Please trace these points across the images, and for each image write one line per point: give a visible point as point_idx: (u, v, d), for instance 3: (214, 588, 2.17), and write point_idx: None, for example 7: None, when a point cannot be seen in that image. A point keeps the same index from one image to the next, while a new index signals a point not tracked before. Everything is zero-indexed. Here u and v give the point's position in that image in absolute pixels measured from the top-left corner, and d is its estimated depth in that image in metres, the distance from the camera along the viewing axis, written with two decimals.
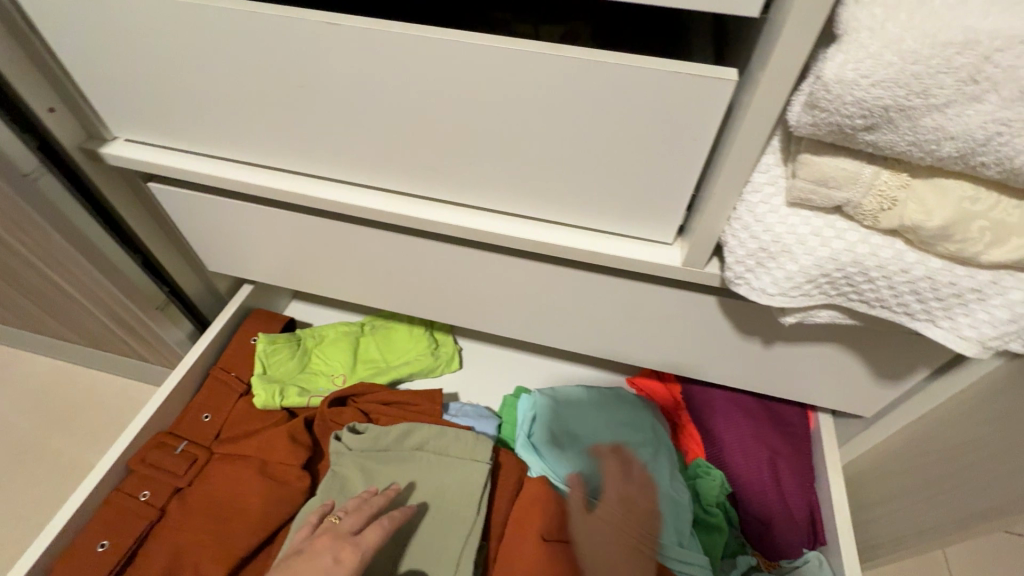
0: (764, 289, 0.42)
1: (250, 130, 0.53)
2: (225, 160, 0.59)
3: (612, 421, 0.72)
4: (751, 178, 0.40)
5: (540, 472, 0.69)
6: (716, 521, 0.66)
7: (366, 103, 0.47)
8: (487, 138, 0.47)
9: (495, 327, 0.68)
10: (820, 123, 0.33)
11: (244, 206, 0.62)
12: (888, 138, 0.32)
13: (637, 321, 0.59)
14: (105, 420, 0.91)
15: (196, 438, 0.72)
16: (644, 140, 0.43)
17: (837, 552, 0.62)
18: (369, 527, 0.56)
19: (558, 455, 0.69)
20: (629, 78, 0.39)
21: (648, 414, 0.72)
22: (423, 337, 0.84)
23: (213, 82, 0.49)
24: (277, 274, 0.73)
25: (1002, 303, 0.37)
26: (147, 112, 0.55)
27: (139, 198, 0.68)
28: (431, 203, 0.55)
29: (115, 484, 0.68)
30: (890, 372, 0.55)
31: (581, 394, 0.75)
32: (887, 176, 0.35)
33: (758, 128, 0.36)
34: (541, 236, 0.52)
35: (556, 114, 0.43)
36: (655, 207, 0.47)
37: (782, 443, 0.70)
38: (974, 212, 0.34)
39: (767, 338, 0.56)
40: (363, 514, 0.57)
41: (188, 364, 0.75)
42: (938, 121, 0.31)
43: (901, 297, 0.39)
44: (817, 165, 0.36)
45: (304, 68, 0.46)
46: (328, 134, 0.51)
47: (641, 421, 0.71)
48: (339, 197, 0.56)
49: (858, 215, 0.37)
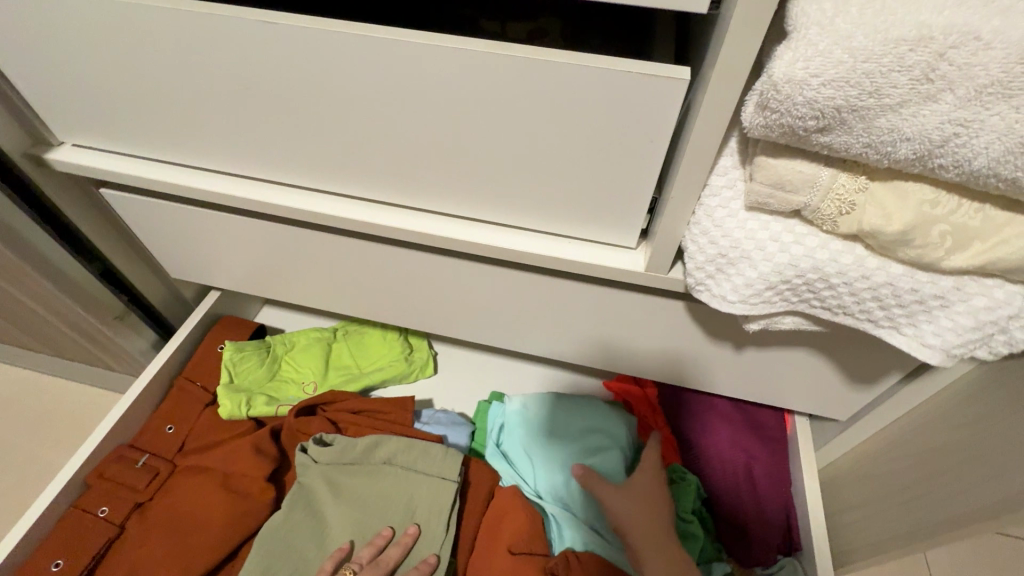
0: (724, 296, 0.40)
1: (197, 134, 0.51)
2: (176, 165, 0.57)
3: (581, 430, 0.70)
4: (709, 181, 0.38)
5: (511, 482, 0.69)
6: (692, 529, 0.64)
7: (314, 107, 0.45)
8: (439, 142, 0.45)
9: (464, 334, 0.66)
10: (772, 124, 0.31)
11: (199, 212, 0.60)
12: (843, 140, 0.31)
13: (606, 326, 0.57)
14: (70, 430, 0.88)
15: (159, 451, 0.70)
16: (600, 141, 0.41)
17: (811, 559, 0.61)
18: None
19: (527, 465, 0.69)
20: (580, 77, 0.37)
21: (619, 423, 0.70)
22: (396, 342, 0.81)
23: (154, 84, 0.47)
24: (239, 282, 0.70)
25: (966, 310, 0.36)
26: (91, 116, 0.52)
27: (92, 203, 0.66)
28: (390, 208, 0.53)
29: (73, 500, 0.66)
30: (863, 377, 0.53)
31: (551, 402, 0.72)
32: (845, 179, 0.33)
33: (711, 130, 0.34)
34: (502, 242, 0.51)
35: (508, 117, 0.41)
36: (616, 210, 0.46)
37: (759, 447, 0.70)
38: (934, 217, 0.32)
39: (738, 342, 0.54)
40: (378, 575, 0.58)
41: (150, 375, 0.73)
42: (892, 121, 0.29)
43: (863, 304, 0.38)
44: (773, 168, 0.34)
45: (247, 70, 0.43)
46: (277, 138, 0.49)
47: (612, 431, 0.69)
48: (294, 203, 0.54)
49: (818, 220, 0.36)
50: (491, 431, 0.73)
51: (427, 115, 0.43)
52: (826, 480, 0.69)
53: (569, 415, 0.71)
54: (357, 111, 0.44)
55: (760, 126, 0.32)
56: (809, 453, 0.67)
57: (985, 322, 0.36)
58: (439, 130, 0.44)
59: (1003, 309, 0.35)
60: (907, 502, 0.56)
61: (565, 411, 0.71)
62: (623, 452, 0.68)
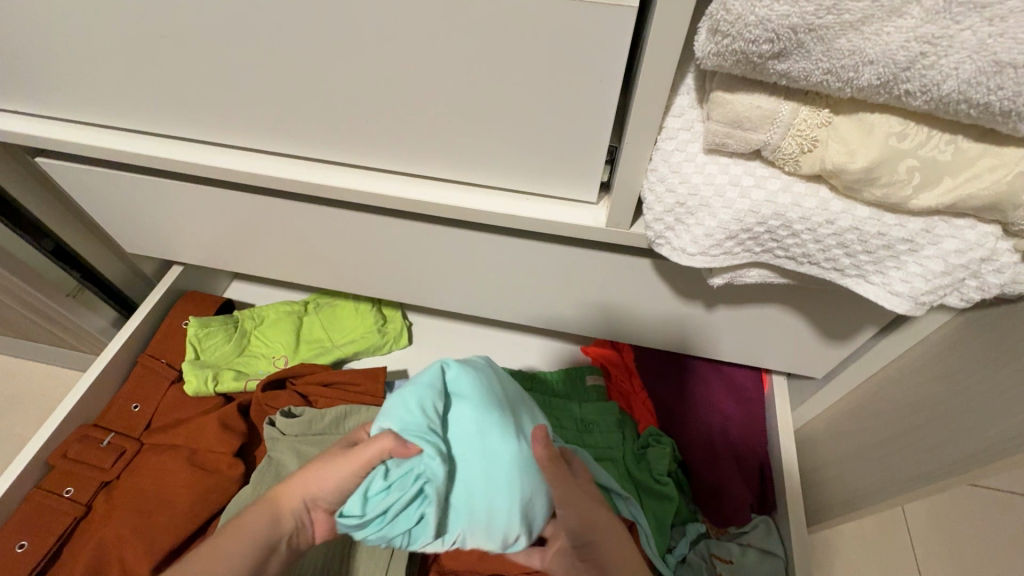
0: (683, 248, 0.38)
1: (122, 90, 0.47)
2: (110, 129, 0.53)
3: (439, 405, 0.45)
4: (664, 123, 0.35)
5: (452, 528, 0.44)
6: (666, 490, 0.64)
7: (238, 53, 0.41)
8: (379, 89, 0.41)
9: (432, 300, 0.64)
10: (724, 52, 0.28)
11: (141, 180, 0.56)
12: (801, 67, 0.28)
13: (574, 287, 0.55)
14: (38, 410, 0.86)
15: (125, 429, 0.69)
16: (551, 84, 0.38)
17: (784, 515, 0.62)
18: (318, 511, 0.48)
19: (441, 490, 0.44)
20: (520, 10, 0.34)
21: (460, 376, 0.47)
22: (369, 314, 0.79)
23: (65, 34, 0.43)
24: (196, 253, 0.67)
25: (936, 254, 0.33)
26: (5, 74, 0.48)
27: (29, 173, 0.61)
28: (337, 167, 0.50)
29: (37, 481, 0.65)
30: (837, 332, 0.52)
31: (410, 407, 0.44)
32: (807, 113, 0.31)
33: (663, 62, 0.31)
34: (456, 200, 0.48)
35: (447, 58, 0.38)
36: (573, 160, 0.43)
37: (734, 407, 0.69)
38: (902, 150, 0.30)
39: (709, 301, 0.52)
40: (296, 495, 0.47)
41: (111, 353, 0.70)
42: (854, 42, 0.26)
43: (829, 252, 0.35)
44: (729, 103, 0.31)
45: (161, 15, 0.40)
46: (206, 91, 0.45)
47: (457, 383, 0.47)
48: (236, 165, 0.50)
49: (779, 160, 0.33)
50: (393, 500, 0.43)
51: (361, 59, 0.39)
52: (803, 440, 0.69)
53: (421, 398, 0.45)
54: (286, 57, 0.41)
55: (711, 55, 0.29)
56: (785, 413, 0.66)
57: (957, 267, 0.33)
58: (376, 75, 0.40)
59: (974, 251, 0.33)
60: (880, 459, 0.55)
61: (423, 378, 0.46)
62: (473, 386, 0.47)
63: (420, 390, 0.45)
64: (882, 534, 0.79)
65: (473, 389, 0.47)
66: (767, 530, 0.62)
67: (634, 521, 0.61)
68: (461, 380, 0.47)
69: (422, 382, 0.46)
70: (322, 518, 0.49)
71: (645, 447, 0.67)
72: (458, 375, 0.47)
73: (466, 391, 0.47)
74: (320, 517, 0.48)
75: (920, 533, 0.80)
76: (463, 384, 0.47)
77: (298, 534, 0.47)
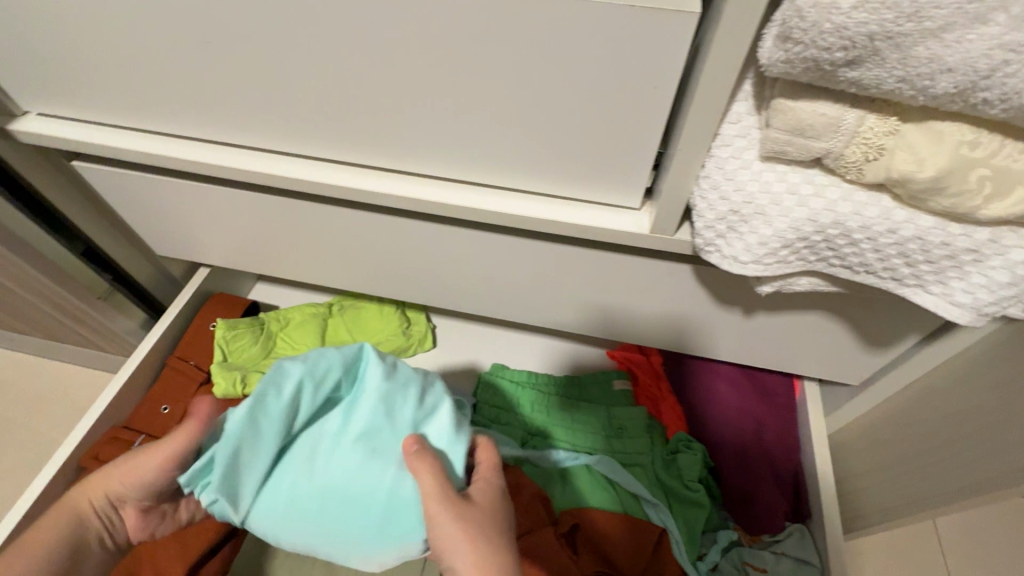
0: (735, 257, 0.37)
1: (163, 96, 0.47)
2: (147, 133, 0.53)
3: (324, 392, 0.44)
4: (720, 130, 0.35)
5: (290, 526, 0.42)
6: (698, 497, 0.63)
7: (284, 59, 0.41)
8: (425, 95, 0.41)
9: (462, 304, 0.64)
10: (794, 59, 0.27)
11: (176, 183, 0.57)
12: (874, 75, 0.27)
13: (610, 292, 0.54)
14: (65, 411, 0.87)
15: (154, 432, 0.69)
16: (602, 90, 0.37)
17: (821, 523, 0.61)
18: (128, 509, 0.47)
19: (296, 486, 0.42)
20: (575, 17, 0.34)
21: (370, 360, 0.45)
22: (393, 316, 0.79)
23: (109, 39, 0.43)
24: (226, 256, 0.67)
25: (1002, 265, 0.33)
26: (48, 79, 0.48)
27: (65, 176, 0.62)
28: (375, 172, 0.50)
29: (68, 482, 0.65)
30: (880, 340, 0.51)
31: (296, 385, 0.43)
32: (873, 121, 0.30)
33: (727, 68, 0.31)
34: (496, 206, 0.47)
35: (498, 64, 0.37)
36: (619, 166, 0.42)
37: (766, 413, 0.68)
38: (973, 159, 0.29)
39: (748, 308, 0.51)
40: (100, 490, 0.45)
41: (141, 354, 0.71)
42: (933, 50, 0.26)
43: (888, 261, 0.35)
44: (792, 111, 0.31)
45: (210, 21, 0.40)
46: (248, 97, 0.45)
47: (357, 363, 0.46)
48: (273, 169, 0.50)
49: (840, 168, 0.32)
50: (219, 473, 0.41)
51: (409, 64, 0.39)
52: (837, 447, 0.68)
53: (313, 371, 0.44)
54: (333, 63, 0.41)
55: (779, 61, 0.28)
56: (819, 420, 0.65)
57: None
58: (423, 81, 0.40)
59: None
60: None
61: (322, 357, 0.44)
62: (378, 372, 0.44)
63: (310, 370, 0.44)
64: (911, 542, 0.79)
65: (374, 383, 0.44)
66: (803, 538, 0.61)
67: (664, 528, 0.61)
68: (368, 364, 0.45)
69: (321, 355, 0.45)
70: (133, 516, 0.47)
71: (676, 453, 0.67)
72: (370, 359, 0.45)
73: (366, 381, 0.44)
74: (126, 514, 0.46)
75: (951, 543, 0.79)
76: (370, 369, 0.45)
77: (110, 529, 0.46)
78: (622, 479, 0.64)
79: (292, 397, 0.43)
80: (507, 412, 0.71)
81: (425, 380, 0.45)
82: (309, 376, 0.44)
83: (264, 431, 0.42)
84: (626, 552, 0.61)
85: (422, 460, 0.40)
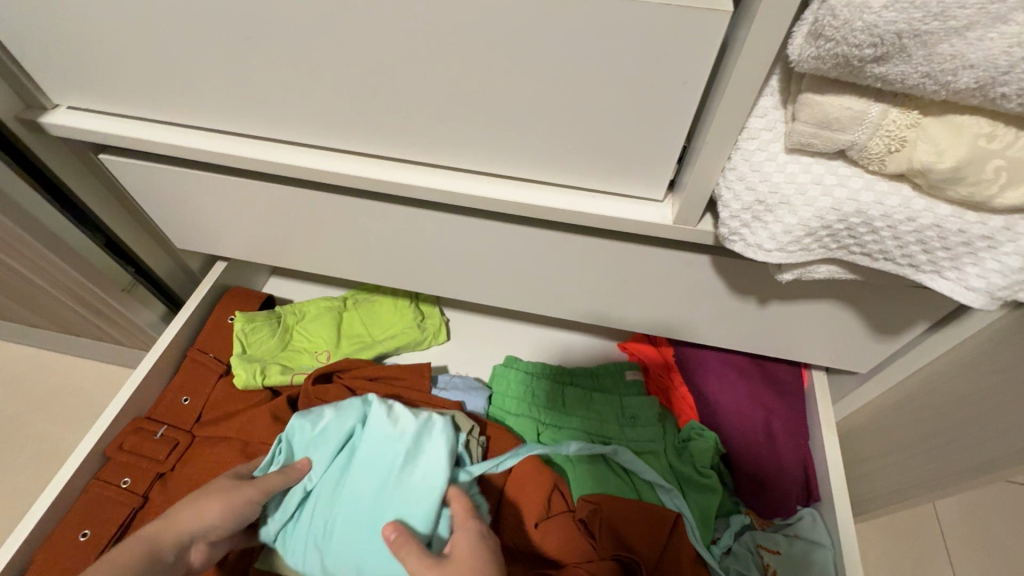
0: (760, 245, 0.39)
1: (197, 90, 0.48)
2: (177, 126, 0.54)
3: (357, 414, 0.63)
4: (748, 123, 0.36)
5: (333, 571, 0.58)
6: (710, 483, 0.65)
7: (323, 53, 0.42)
8: (461, 89, 0.42)
9: (482, 296, 0.65)
10: (825, 55, 0.29)
11: (204, 177, 0.57)
12: (900, 71, 0.29)
13: (629, 283, 0.56)
14: (82, 404, 0.88)
15: (176, 422, 0.70)
16: (635, 85, 0.39)
17: (830, 508, 0.62)
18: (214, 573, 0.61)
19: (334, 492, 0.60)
20: (613, 14, 0.35)
21: (384, 402, 0.64)
22: (408, 309, 0.80)
23: (149, 34, 0.44)
24: (248, 249, 0.68)
25: (1014, 251, 0.35)
26: (83, 73, 0.49)
27: (91, 170, 0.62)
28: (403, 165, 0.51)
29: (93, 473, 0.66)
30: (890, 329, 0.53)
31: (341, 410, 0.63)
32: (896, 114, 0.32)
33: (760, 64, 0.32)
34: (523, 198, 0.49)
35: (535, 60, 0.39)
36: (646, 159, 0.44)
37: (777, 401, 0.70)
38: (990, 151, 0.31)
39: (763, 297, 0.53)
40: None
41: (162, 346, 0.71)
42: (957, 47, 0.28)
43: (906, 248, 0.37)
44: (819, 105, 0.32)
45: (252, 15, 0.41)
46: (283, 91, 0.46)
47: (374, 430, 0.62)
48: (303, 162, 0.51)
49: (864, 159, 0.34)
50: (290, 502, 0.60)
51: (447, 60, 0.40)
52: (845, 434, 0.70)
53: (346, 408, 0.64)
54: (372, 57, 0.42)
55: (810, 58, 0.30)
56: (827, 407, 0.67)
57: None
58: (461, 75, 0.41)
59: None
60: None
61: (355, 401, 0.64)
62: (389, 450, 0.61)
63: (346, 409, 0.64)
64: (910, 526, 0.82)
65: (387, 419, 0.62)
66: (815, 521, 0.62)
67: (679, 513, 0.63)
68: (383, 407, 0.63)
69: (357, 407, 0.64)
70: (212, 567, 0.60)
71: (687, 440, 0.70)
72: (383, 405, 0.64)
73: (383, 410, 0.63)
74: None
75: (948, 526, 0.83)
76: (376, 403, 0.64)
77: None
78: (640, 468, 0.65)
79: (336, 422, 0.63)
80: (522, 404, 0.72)
81: (426, 427, 0.62)
82: (347, 408, 0.64)
83: (328, 435, 0.62)
84: (645, 537, 0.60)
85: (406, 548, 0.51)
